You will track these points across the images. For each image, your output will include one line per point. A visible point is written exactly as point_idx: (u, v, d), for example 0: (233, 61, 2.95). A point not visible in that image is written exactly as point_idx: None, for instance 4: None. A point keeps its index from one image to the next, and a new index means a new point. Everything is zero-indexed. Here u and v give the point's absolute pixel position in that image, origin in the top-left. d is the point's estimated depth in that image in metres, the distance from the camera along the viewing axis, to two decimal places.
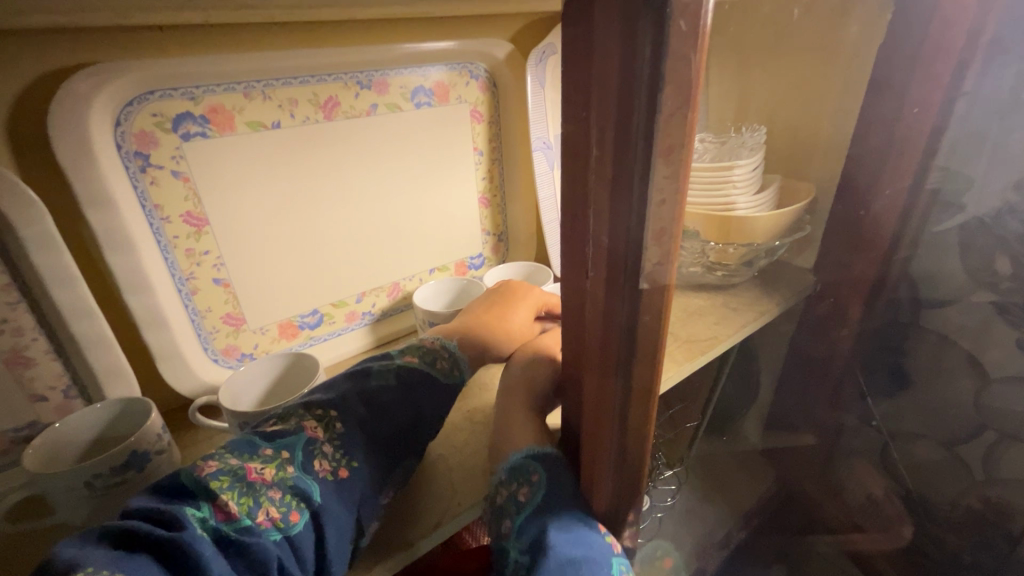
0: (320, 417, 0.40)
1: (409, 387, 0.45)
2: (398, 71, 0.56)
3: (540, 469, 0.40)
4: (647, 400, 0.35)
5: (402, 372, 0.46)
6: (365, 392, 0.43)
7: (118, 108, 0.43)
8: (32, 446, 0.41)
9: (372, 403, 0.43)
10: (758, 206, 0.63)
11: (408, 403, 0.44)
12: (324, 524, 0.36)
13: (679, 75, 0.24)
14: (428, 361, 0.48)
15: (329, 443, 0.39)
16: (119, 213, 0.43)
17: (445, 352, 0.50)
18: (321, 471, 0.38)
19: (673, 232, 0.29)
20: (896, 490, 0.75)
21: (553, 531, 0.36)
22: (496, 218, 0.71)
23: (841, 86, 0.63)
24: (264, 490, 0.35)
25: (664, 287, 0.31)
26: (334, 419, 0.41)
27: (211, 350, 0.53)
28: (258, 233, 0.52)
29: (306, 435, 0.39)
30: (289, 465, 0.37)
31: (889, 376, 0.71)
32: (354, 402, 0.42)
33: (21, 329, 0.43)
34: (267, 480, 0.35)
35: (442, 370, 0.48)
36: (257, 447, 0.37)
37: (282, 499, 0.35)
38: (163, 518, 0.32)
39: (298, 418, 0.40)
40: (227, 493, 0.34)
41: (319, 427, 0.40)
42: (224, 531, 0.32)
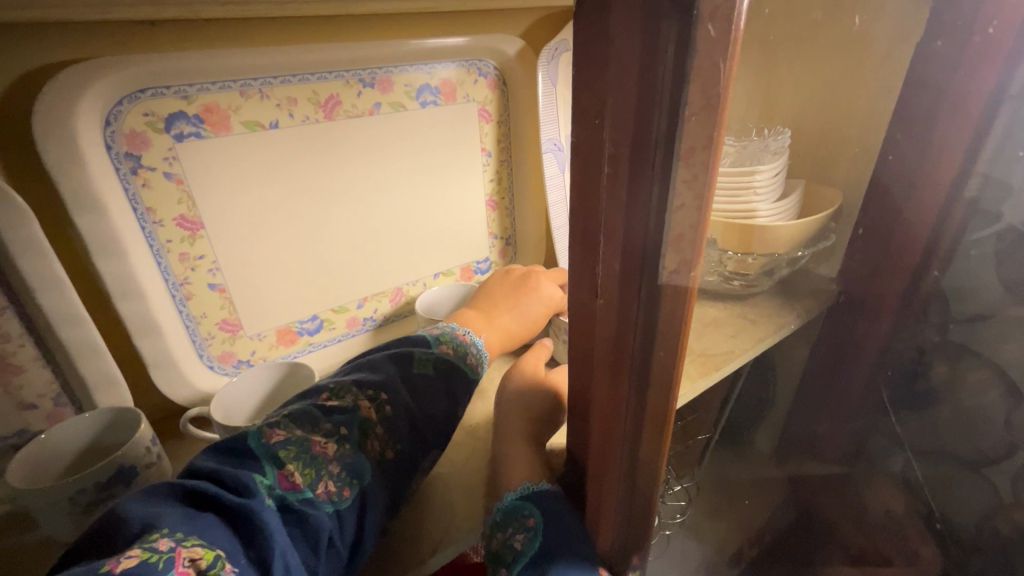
0: (373, 398, 0.39)
1: (448, 378, 0.44)
2: (402, 68, 0.54)
3: (536, 513, 0.37)
4: (658, 426, 0.32)
5: (441, 363, 0.44)
6: (410, 379, 0.42)
7: (107, 107, 0.41)
8: (17, 458, 0.40)
9: (418, 390, 0.41)
10: (778, 214, 0.60)
11: (447, 393, 0.43)
12: (370, 505, 0.35)
13: (707, 83, 0.21)
14: (465, 349, 0.47)
15: (382, 424, 0.38)
16: (109, 216, 0.42)
17: (474, 349, 0.49)
18: (373, 451, 0.37)
19: (691, 262, 0.26)
20: (917, 509, 0.70)
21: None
22: (504, 221, 0.68)
23: (873, 87, 0.59)
24: (325, 464, 0.34)
25: (684, 291, 0.27)
26: (386, 402, 0.39)
27: (206, 356, 0.51)
28: (254, 236, 0.50)
29: (362, 414, 0.37)
30: (348, 442, 0.36)
31: (914, 392, 0.67)
32: (404, 386, 0.41)
33: (9, 335, 0.42)
34: (329, 455, 0.35)
35: (474, 365, 0.47)
36: (318, 420, 0.36)
37: (339, 474, 0.34)
38: (232, 482, 0.30)
39: (354, 395, 0.38)
40: (293, 462, 0.33)
41: (372, 407, 0.38)
42: (288, 500, 0.31)
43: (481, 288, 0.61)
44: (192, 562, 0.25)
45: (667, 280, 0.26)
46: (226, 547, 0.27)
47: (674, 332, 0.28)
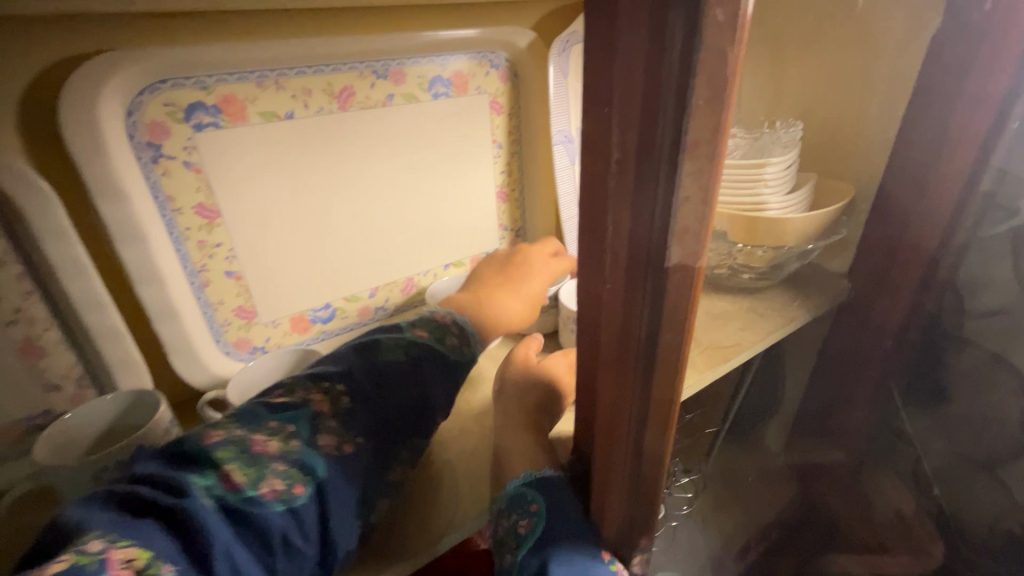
0: (327, 391, 0.38)
1: (418, 362, 0.43)
2: (415, 60, 0.54)
3: (539, 499, 0.38)
4: (664, 414, 0.32)
5: (411, 347, 0.43)
6: (373, 367, 0.41)
7: (129, 98, 0.42)
8: (43, 436, 0.41)
9: (380, 378, 0.41)
10: (792, 206, 0.60)
11: (417, 379, 0.42)
12: (329, 499, 0.34)
13: (716, 70, 0.21)
14: (439, 333, 0.46)
15: (335, 418, 0.37)
16: (130, 204, 0.43)
17: (455, 327, 0.48)
18: (326, 446, 0.36)
19: (696, 255, 0.26)
20: (926, 507, 0.71)
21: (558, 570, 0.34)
22: (514, 213, 0.68)
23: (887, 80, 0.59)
24: (269, 462, 0.33)
25: (692, 270, 0.27)
26: (342, 396, 0.38)
27: (223, 342, 0.52)
28: (269, 225, 0.51)
29: (312, 408, 0.37)
30: (295, 439, 0.35)
31: (925, 388, 0.67)
32: (367, 376, 0.40)
33: (34, 319, 0.43)
34: (272, 453, 0.34)
35: (451, 347, 0.46)
36: (262, 418, 0.35)
37: (286, 471, 0.33)
38: (167, 484, 0.30)
39: (306, 392, 0.38)
40: (233, 462, 0.32)
41: (325, 402, 0.37)
42: (229, 500, 0.30)
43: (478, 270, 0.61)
44: (128, 562, 0.26)
45: (674, 264, 0.26)
46: (161, 548, 0.27)
47: (680, 325, 0.29)
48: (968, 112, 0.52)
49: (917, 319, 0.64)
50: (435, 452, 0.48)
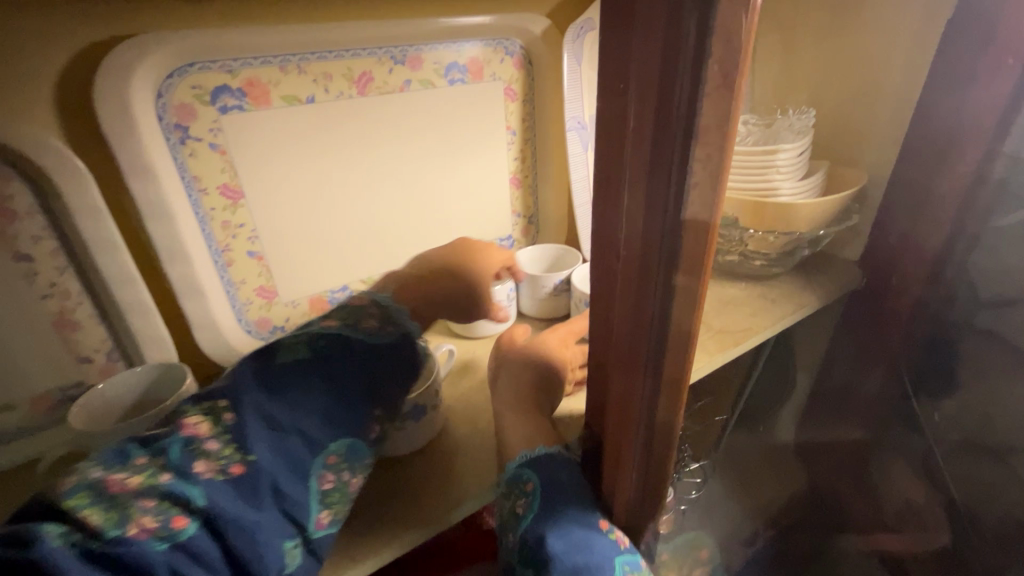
0: (207, 410, 0.34)
1: (322, 360, 0.38)
2: (432, 46, 0.56)
3: (534, 479, 0.39)
4: (676, 384, 0.33)
5: (314, 343, 0.39)
6: (261, 374, 0.36)
7: (159, 80, 0.43)
8: (77, 405, 0.43)
9: (273, 386, 0.36)
10: (804, 191, 0.60)
11: (320, 379, 0.37)
12: (223, 523, 0.31)
13: (728, 39, 0.22)
14: (349, 325, 0.41)
15: (217, 438, 0.33)
16: (158, 183, 0.44)
17: (376, 307, 0.43)
18: (207, 472, 0.32)
19: (707, 230, 0.27)
20: (938, 499, 0.69)
21: (554, 541, 0.35)
22: (527, 200, 0.69)
23: (901, 64, 0.59)
24: (135, 501, 0.30)
25: (706, 224, 0.27)
26: (224, 408, 0.34)
27: (245, 321, 0.54)
28: (289, 207, 0.52)
29: (187, 432, 0.33)
30: (165, 471, 0.32)
31: (938, 377, 0.66)
32: (253, 382, 0.36)
33: (68, 293, 0.45)
34: (136, 490, 0.31)
35: (368, 331, 0.41)
36: (130, 454, 0.32)
37: (160, 505, 0.30)
38: (17, 538, 0.28)
39: (184, 413, 0.34)
40: (89, 508, 0.30)
41: (205, 420, 0.34)
42: (90, 547, 0.28)
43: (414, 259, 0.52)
44: None
45: (689, 217, 0.26)
46: None
47: (691, 301, 0.30)
48: (983, 96, 0.52)
49: (928, 306, 0.64)
50: (450, 428, 0.49)
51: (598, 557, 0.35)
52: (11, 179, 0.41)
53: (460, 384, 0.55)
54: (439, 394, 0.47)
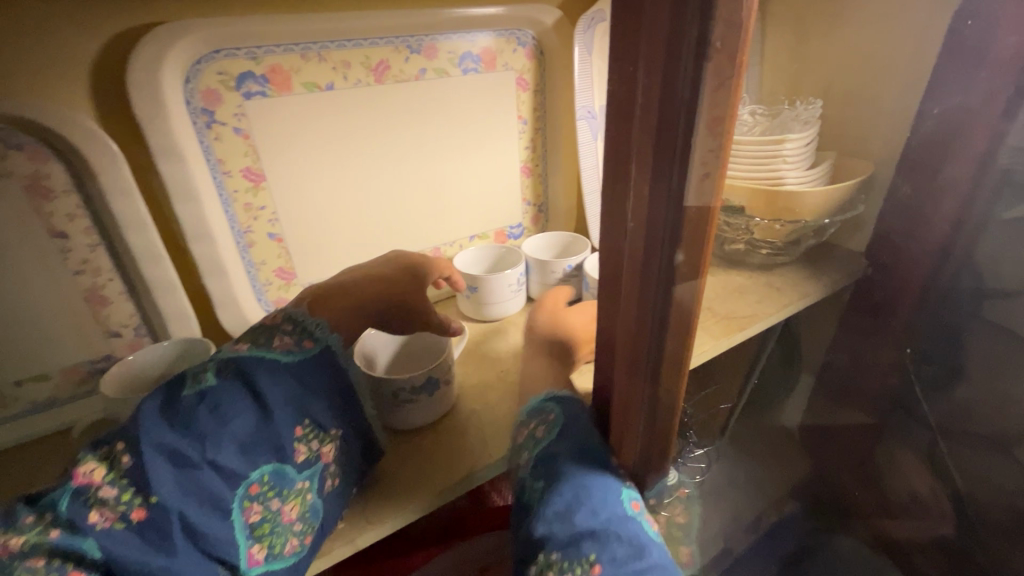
0: (105, 455, 0.33)
1: (233, 386, 0.36)
2: (447, 36, 0.57)
3: (555, 408, 0.43)
4: (680, 353, 0.34)
5: (224, 369, 0.36)
6: (166, 409, 0.34)
7: (188, 66, 0.45)
8: (108, 373, 0.46)
9: (178, 419, 0.34)
10: (811, 180, 0.61)
11: (233, 407, 0.35)
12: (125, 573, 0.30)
13: (731, 17, 0.23)
14: (262, 345, 0.39)
15: (113, 484, 0.32)
16: (184, 164, 0.46)
17: (288, 325, 0.41)
18: (100, 522, 0.31)
19: (711, 203, 0.29)
20: (943, 490, 0.69)
21: (565, 458, 0.39)
22: (537, 188, 0.71)
23: (908, 55, 0.60)
24: (18, 562, 0.29)
25: (709, 200, 0.28)
26: (121, 451, 0.33)
27: (265, 300, 0.56)
28: (308, 190, 0.54)
29: (79, 482, 0.32)
30: (54, 527, 0.30)
31: (943, 368, 0.66)
32: (154, 418, 0.33)
33: (99, 270, 0.48)
34: (19, 551, 0.29)
35: (280, 350, 0.39)
36: (18, 514, 0.31)
37: (47, 564, 0.29)
38: None
39: (77, 462, 0.32)
40: None
41: (100, 467, 0.32)
42: None
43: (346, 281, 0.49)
44: None
45: (694, 193, 0.28)
46: None
47: (693, 274, 0.31)
48: (989, 85, 0.53)
49: (932, 296, 0.65)
50: (462, 404, 0.51)
51: (604, 480, 0.38)
52: (48, 159, 0.43)
53: (471, 364, 0.56)
54: (452, 371, 0.49)
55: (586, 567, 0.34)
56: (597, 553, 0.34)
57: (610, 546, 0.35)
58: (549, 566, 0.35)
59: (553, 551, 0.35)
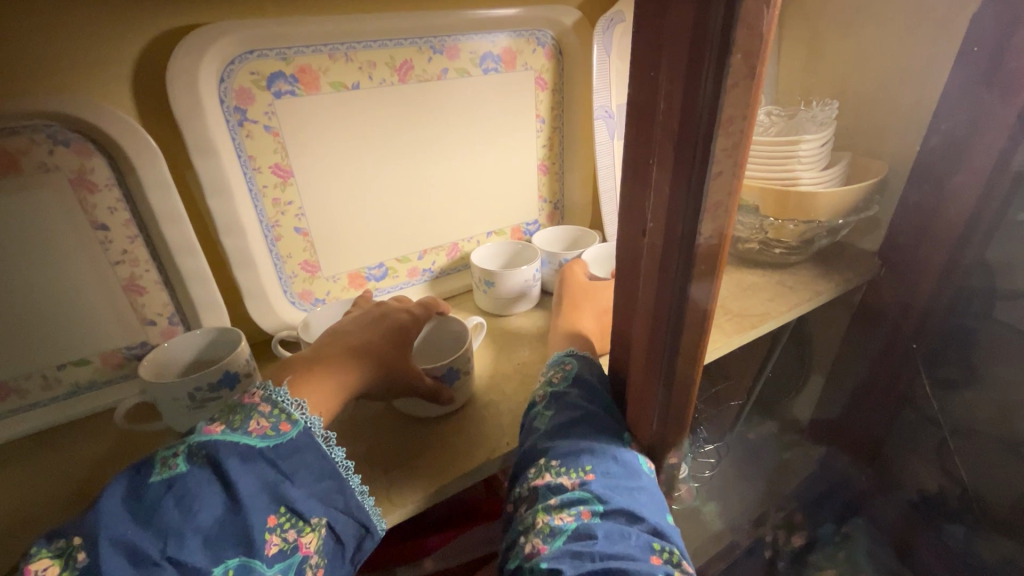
0: (59, 551, 0.29)
1: (202, 472, 0.33)
2: (468, 37, 0.59)
3: (574, 359, 0.46)
4: (696, 345, 0.35)
5: (197, 450, 0.33)
6: (134, 497, 0.31)
7: (222, 67, 0.47)
8: (146, 359, 0.48)
9: (144, 511, 0.31)
10: (827, 180, 0.62)
11: (201, 495, 0.32)
12: None
13: (752, 30, 0.25)
14: (238, 427, 0.35)
15: None
16: (219, 161, 0.49)
17: (267, 402, 0.37)
18: None
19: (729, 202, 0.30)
20: (952, 489, 0.70)
21: (578, 396, 0.42)
22: (553, 186, 0.72)
23: (926, 59, 0.60)
24: None
25: (726, 204, 0.30)
26: (78, 547, 0.29)
27: (290, 292, 0.58)
28: (332, 185, 0.56)
29: None
30: None
31: (957, 367, 0.67)
32: (115, 510, 0.30)
33: (137, 261, 0.50)
34: None
35: (256, 431, 0.35)
36: None
37: None
38: None
39: (30, 557, 0.29)
40: None
41: (53, 565, 0.29)
42: None
43: (322, 347, 0.45)
44: None
45: (712, 196, 0.29)
46: None
47: (710, 270, 0.32)
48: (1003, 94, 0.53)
49: (944, 297, 0.65)
50: (479, 395, 0.53)
51: (609, 419, 0.41)
52: (92, 154, 0.46)
53: (488, 357, 0.58)
54: (471, 363, 0.51)
55: (581, 473, 0.37)
56: (593, 466, 0.37)
57: (606, 462, 0.38)
58: (547, 468, 0.38)
59: (554, 458, 0.38)
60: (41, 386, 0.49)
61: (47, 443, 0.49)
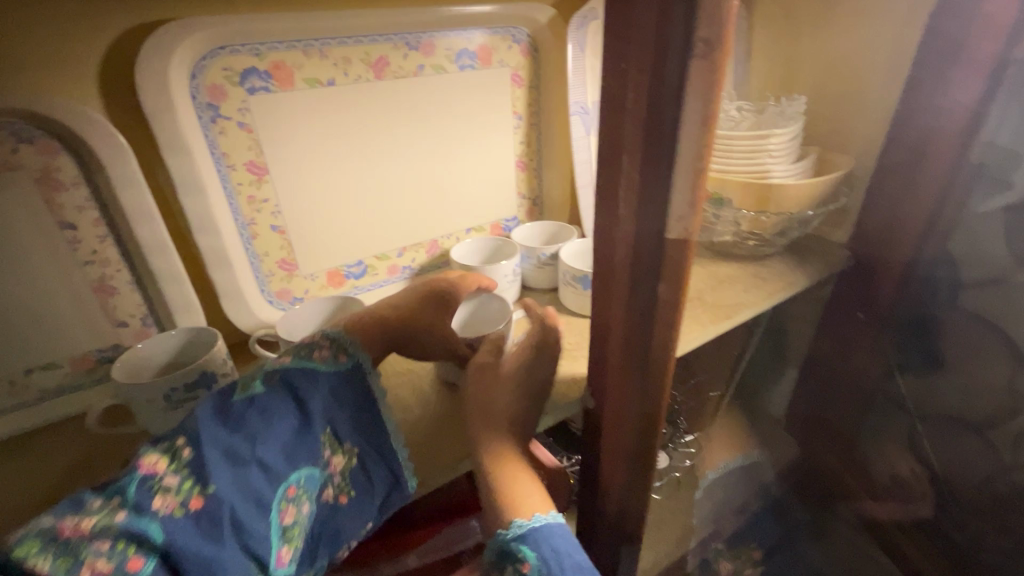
0: (167, 448, 0.33)
1: (283, 393, 0.37)
2: (444, 34, 0.59)
3: (530, 558, 0.36)
4: (670, 326, 0.36)
5: (273, 375, 0.38)
6: (225, 409, 0.35)
7: (193, 63, 0.47)
8: (118, 361, 0.47)
9: (236, 419, 0.35)
10: (795, 173, 0.64)
11: (284, 409, 0.37)
12: (184, 558, 0.30)
13: (712, 18, 0.25)
14: (304, 358, 0.40)
15: (175, 474, 0.32)
16: (191, 158, 0.48)
17: (326, 340, 0.42)
18: (162, 509, 0.31)
19: (697, 190, 0.31)
20: (924, 472, 0.71)
21: None
22: (532, 182, 0.73)
23: (888, 56, 0.63)
24: (86, 545, 0.29)
25: (694, 190, 0.31)
26: (183, 445, 0.33)
27: (267, 291, 0.57)
28: (308, 181, 0.56)
29: (142, 471, 0.32)
30: (121, 510, 0.30)
31: (924, 354, 0.68)
32: (210, 416, 0.35)
33: (108, 261, 0.49)
34: (86, 533, 0.29)
35: (320, 360, 0.40)
36: (85, 500, 0.31)
37: (114, 547, 0.29)
38: None
39: (140, 454, 0.33)
40: (38, 557, 0.28)
41: (162, 458, 0.32)
42: None
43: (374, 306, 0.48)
44: None
45: (680, 183, 0.30)
46: None
47: (681, 255, 0.33)
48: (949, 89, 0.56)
49: (912, 288, 0.66)
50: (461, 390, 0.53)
51: None
52: (58, 152, 0.45)
53: None
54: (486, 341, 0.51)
55: None
56: None
57: None
58: None
59: None
60: (8, 393, 0.48)
61: (16, 450, 0.47)
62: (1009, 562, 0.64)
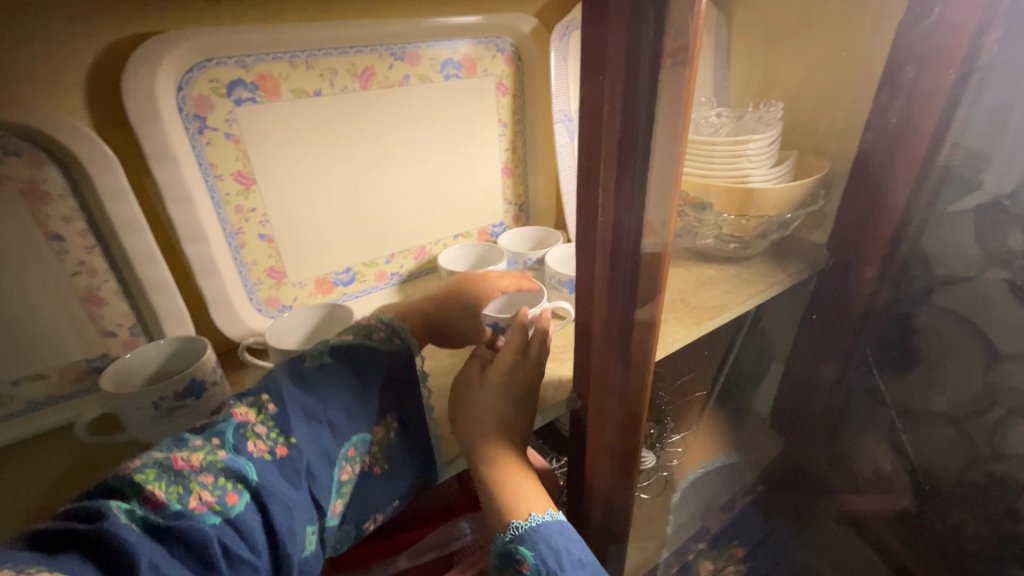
0: (253, 402, 0.36)
1: (349, 364, 0.40)
2: (429, 44, 0.60)
3: (528, 556, 0.38)
4: (648, 327, 0.38)
5: (338, 348, 0.41)
6: (299, 374, 0.39)
7: (180, 75, 0.47)
8: (107, 371, 0.47)
9: (310, 384, 0.38)
10: (775, 176, 0.65)
11: (349, 379, 0.40)
12: (271, 498, 0.33)
13: (678, 34, 0.27)
14: (363, 334, 0.43)
15: (263, 423, 0.35)
16: (179, 169, 0.48)
17: (381, 323, 0.44)
18: (255, 452, 0.34)
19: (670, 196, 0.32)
20: (902, 465, 0.75)
21: None
22: (518, 188, 0.74)
23: (860, 62, 0.65)
24: (193, 476, 0.32)
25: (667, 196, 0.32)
26: (268, 400, 0.36)
27: (256, 299, 0.58)
28: (298, 190, 0.56)
29: (236, 419, 0.35)
30: (220, 450, 0.33)
31: (901, 352, 0.71)
32: (289, 379, 0.38)
33: (95, 272, 0.49)
34: (195, 466, 0.32)
35: (379, 340, 0.43)
36: (186, 439, 0.34)
37: (216, 482, 0.32)
38: (87, 512, 0.29)
39: (230, 406, 0.36)
40: (154, 484, 0.31)
41: (251, 410, 0.36)
42: (154, 519, 0.30)
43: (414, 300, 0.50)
44: None
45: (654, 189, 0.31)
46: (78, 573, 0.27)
47: (656, 257, 0.35)
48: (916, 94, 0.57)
49: (886, 288, 0.68)
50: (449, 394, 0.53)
51: None
52: (45, 164, 0.45)
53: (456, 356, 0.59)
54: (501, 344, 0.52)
55: None
56: None
57: None
58: None
59: None
60: None
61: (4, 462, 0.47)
62: (987, 549, 0.68)
